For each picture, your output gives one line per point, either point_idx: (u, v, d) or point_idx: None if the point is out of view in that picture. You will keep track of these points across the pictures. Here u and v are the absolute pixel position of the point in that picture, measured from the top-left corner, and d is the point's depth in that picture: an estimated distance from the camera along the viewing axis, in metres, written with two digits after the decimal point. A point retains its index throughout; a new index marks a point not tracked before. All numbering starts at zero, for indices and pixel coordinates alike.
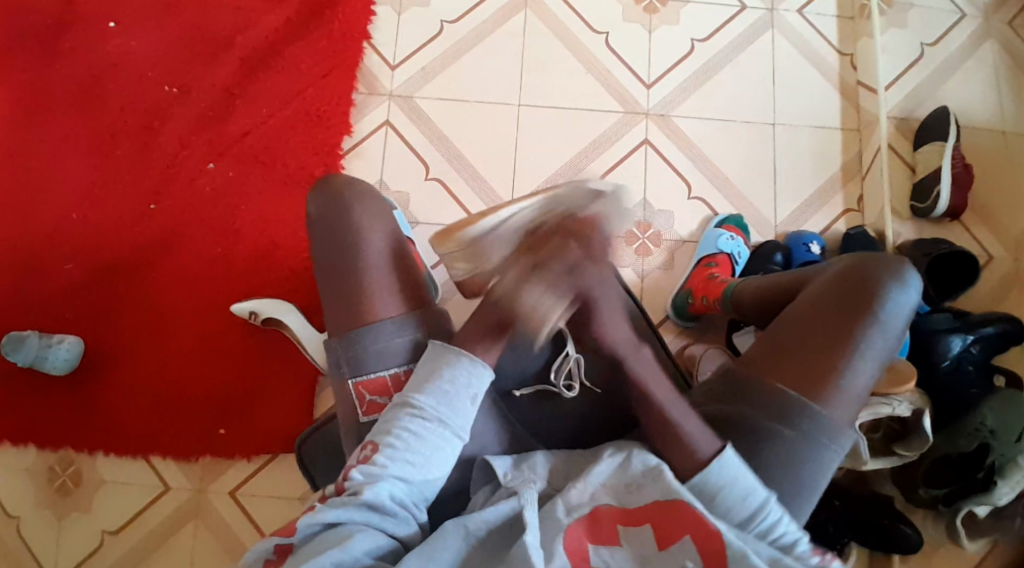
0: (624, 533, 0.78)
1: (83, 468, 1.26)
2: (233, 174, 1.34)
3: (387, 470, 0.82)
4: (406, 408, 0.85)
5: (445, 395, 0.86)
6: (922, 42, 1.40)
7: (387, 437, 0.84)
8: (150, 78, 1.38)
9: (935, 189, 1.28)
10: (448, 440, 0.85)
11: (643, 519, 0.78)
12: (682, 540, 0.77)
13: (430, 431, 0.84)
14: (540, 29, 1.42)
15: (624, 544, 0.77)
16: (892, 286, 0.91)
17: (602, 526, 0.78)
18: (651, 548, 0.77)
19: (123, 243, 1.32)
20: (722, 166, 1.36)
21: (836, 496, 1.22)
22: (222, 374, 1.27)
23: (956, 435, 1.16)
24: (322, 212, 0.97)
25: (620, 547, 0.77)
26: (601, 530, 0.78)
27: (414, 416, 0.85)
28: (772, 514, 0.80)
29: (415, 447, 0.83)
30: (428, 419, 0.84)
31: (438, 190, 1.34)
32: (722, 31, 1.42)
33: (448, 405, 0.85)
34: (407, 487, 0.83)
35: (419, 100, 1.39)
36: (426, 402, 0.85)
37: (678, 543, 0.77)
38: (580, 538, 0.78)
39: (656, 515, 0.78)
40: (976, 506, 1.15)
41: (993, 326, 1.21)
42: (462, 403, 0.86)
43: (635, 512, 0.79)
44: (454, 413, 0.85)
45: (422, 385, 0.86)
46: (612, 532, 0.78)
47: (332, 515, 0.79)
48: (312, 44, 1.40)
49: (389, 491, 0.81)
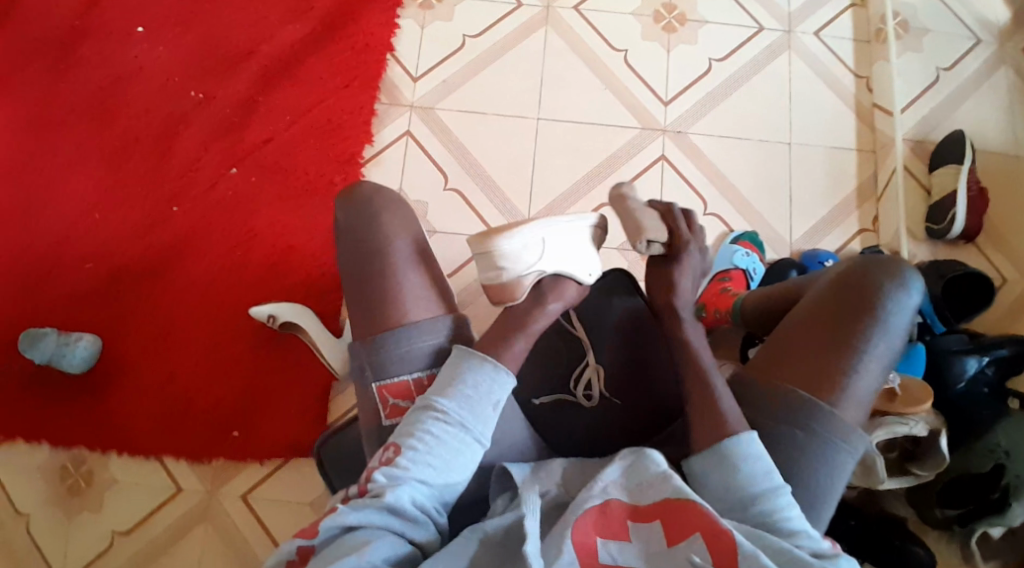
0: (633, 529, 0.78)
1: (94, 467, 1.25)
2: (255, 180, 1.36)
3: (408, 472, 0.82)
4: (429, 411, 0.86)
5: (466, 399, 0.86)
6: (937, 67, 1.43)
7: (409, 440, 0.84)
8: (177, 84, 1.40)
9: (953, 207, 1.29)
10: (469, 445, 0.85)
11: (654, 516, 0.79)
12: (690, 537, 0.76)
13: (451, 434, 0.84)
14: (561, 45, 1.44)
15: (633, 538, 0.78)
16: (893, 286, 0.91)
17: (611, 520, 0.79)
18: (657, 544, 0.77)
19: (146, 243, 1.33)
20: (738, 183, 1.37)
21: (849, 515, 1.21)
22: (238, 376, 1.28)
23: (969, 455, 1.18)
24: (348, 218, 0.97)
25: (629, 542, 0.78)
26: (609, 526, 0.79)
27: (436, 419, 0.85)
28: (784, 501, 0.80)
29: (436, 450, 0.83)
30: (450, 423, 0.85)
31: (456, 200, 1.36)
32: (739, 52, 1.44)
33: (470, 410, 0.86)
34: (428, 491, 0.83)
35: (439, 112, 1.40)
36: (449, 406, 0.85)
37: (685, 541, 0.77)
38: (587, 534, 0.78)
39: (664, 512, 0.78)
40: (990, 526, 1.14)
41: (1004, 347, 1.20)
42: (483, 409, 0.86)
43: (644, 516, 0.79)
44: (475, 419, 0.86)
45: (445, 389, 0.87)
46: (621, 527, 0.79)
47: (354, 518, 0.78)
48: (337, 54, 1.42)
49: (410, 494, 0.81)
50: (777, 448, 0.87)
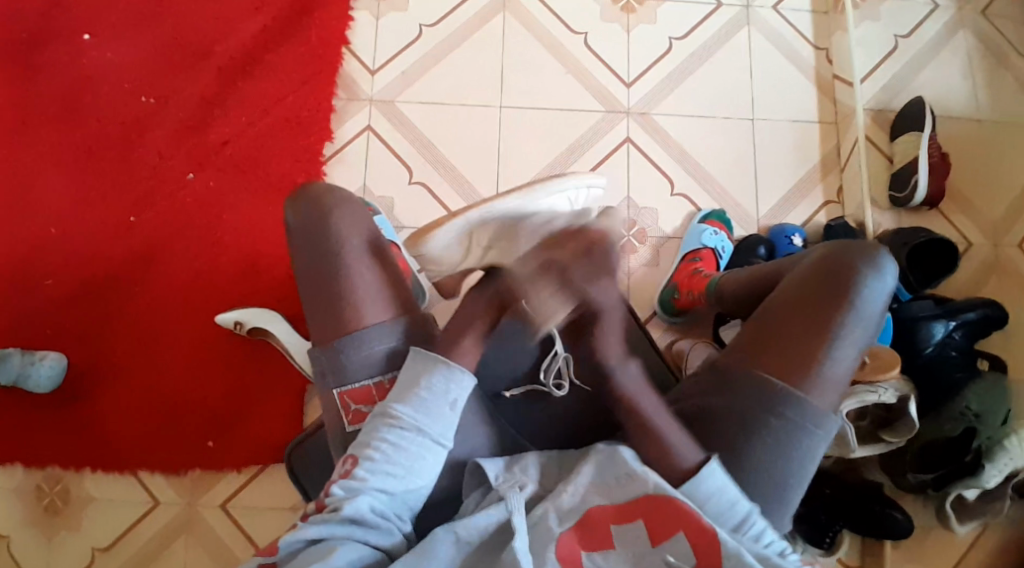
0: (616, 533, 0.79)
1: (70, 485, 1.24)
2: (215, 185, 1.33)
3: (367, 483, 0.82)
4: (384, 418, 0.86)
5: (421, 403, 0.86)
6: (896, 35, 1.42)
7: (366, 450, 0.84)
8: (129, 90, 1.37)
9: (913, 177, 1.30)
10: (429, 448, 0.85)
11: (636, 515, 0.80)
12: (674, 535, 0.78)
13: (409, 440, 0.84)
14: (519, 30, 1.42)
15: (618, 544, 0.79)
16: (868, 273, 0.92)
17: (595, 532, 0.79)
18: (643, 545, 0.79)
19: (106, 255, 1.30)
20: (703, 161, 1.37)
21: (827, 484, 1.23)
22: (211, 384, 1.27)
23: (940, 418, 1.19)
24: (299, 219, 0.96)
25: (613, 550, 0.79)
26: (593, 536, 0.79)
27: (392, 427, 0.85)
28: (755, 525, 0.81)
29: (394, 458, 0.83)
30: (407, 429, 0.85)
31: (422, 193, 1.34)
32: (699, 29, 1.43)
33: (426, 414, 0.86)
34: (388, 498, 0.83)
35: (399, 104, 1.39)
36: (404, 412, 0.85)
37: (670, 538, 0.78)
38: (573, 548, 0.78)
39: (645, 510, 0.80)
40: (964, 489, 1.18)
41: (974, 311, 1.22)
42: (439, 410, 0.86)
43: (625, 517, 0.80)
44: (432, 422, 0.86)
45: (403, 395, 0.86)
46: (605, 533, 0.79)
47: (315, 531, 0.78)
48: (290, 51, 1.39)
49: (370, 504, 0.81)
50: (751, 435, 0.88)
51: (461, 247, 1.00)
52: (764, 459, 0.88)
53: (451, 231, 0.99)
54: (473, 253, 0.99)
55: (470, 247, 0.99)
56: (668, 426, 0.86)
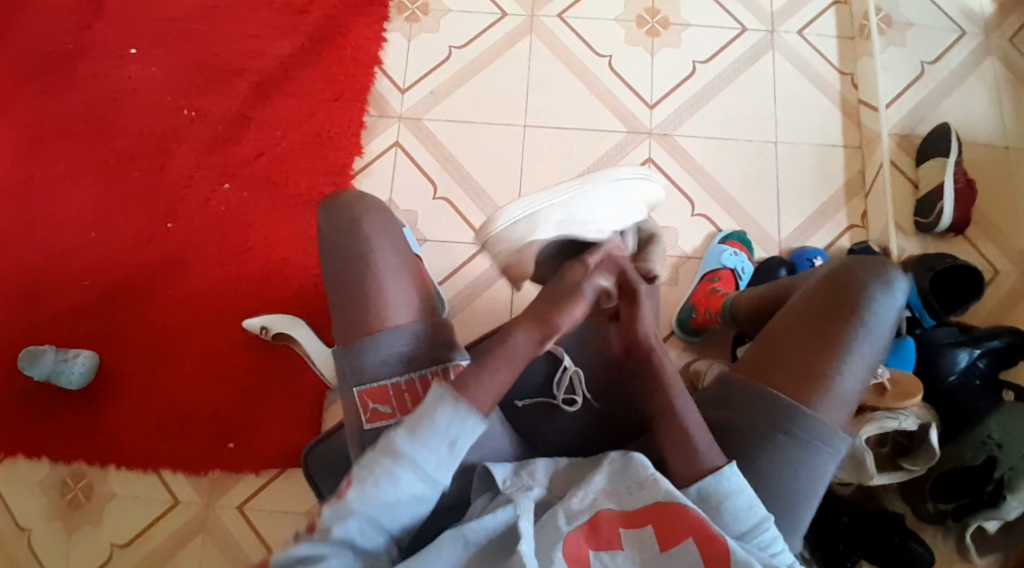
0: (625, 537, 0.78)
1: (95, 481, 1.27)
2: (246, 195, 1.38)
3: (357, 509, 0.76)
4: (385, 447, 0.77)
5: (425, 435, 0.77)
6: (922, 61, 1.42)
7: (362, 475, 0.76)
8: (169, 103, 1.43)
9: (937, 204, 1.29)
10: (424, 484, 0.77)
11: (645, 521, 0.79)
12: (682, 543, 0.77)
13: (404, 475, 0.76)
14: (545, 52, 1.45)
15: (627, 547, 0.78)
16: (877, 288, 0.92)
17: (601, 533, 0.78)
18: (651, 550, 0.77)
19: (139, 259, 1.35)
20: (723, 182, 1.38)
21: (845, 512, 1.21)
22: (233, 387, 1.30)
23: (962, 448, 1.16)
24: (329, 224, 0.99)
25: (621, 551, 0.77)
26: (601, 536, 0.78)
27: (390, 457, 0.76)
28: (768, 536, 0.80)
29: (387, 490, 0.76)
30: (404, 461, 0.76)
31: (446, 208, 1.37)
32: (723, 53, 1.45)
33: (427, 447, 0.77)
34: (376, 528, 0.77)
35: (427, 122, 1.42)
36: (405, 443, 0.77)
37: (678, 545, 0.77)
38: (581, 545, 0.77)
39: (657, 516, 0.78)
40: (985, 520, 1.14)
41: (998, 339, 1.20)
42: (442, 447, 0.77)
43: (635, 523, 0.79)
44: (433, 457, 0.77)
45: (409, 424, 0.77)
46: (613, 535, 0.78)
47: (302, 553, 0.74)
48: (324, 68, 1.44)
49: (358, 529, 0.76)
50: (760, 451, 0.88)
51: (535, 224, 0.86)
52: (772, 472, 0.87)
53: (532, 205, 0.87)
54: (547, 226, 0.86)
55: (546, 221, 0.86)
56: (668, 450, 0.85)
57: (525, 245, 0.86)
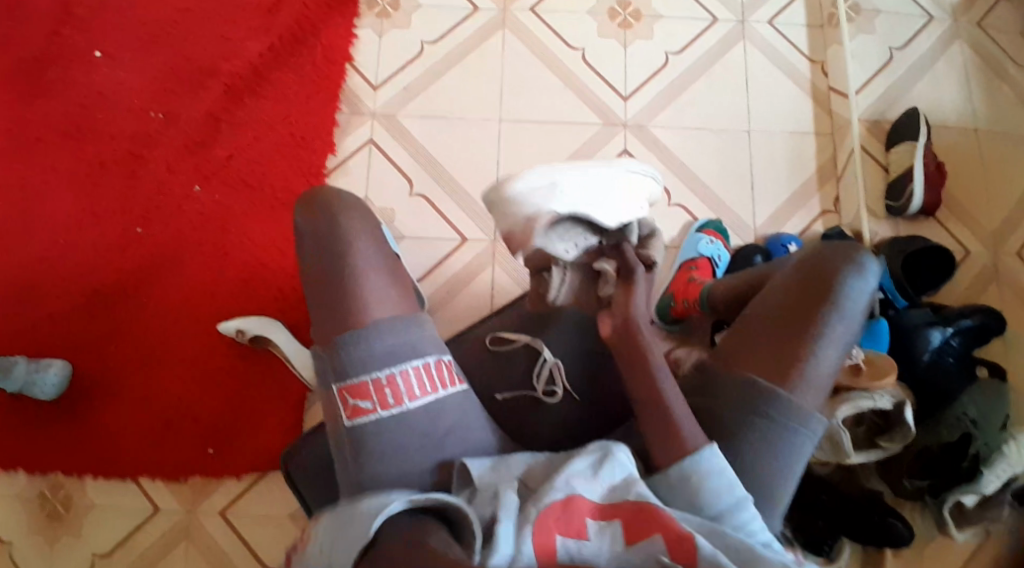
0: (593, 527, 0.75)
1: (73, 492, 1.25)
2: (219, 197, 1.37)
3: None
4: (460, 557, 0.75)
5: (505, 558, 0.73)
6: (891, 47, 1.45)
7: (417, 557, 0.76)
8: (138, 106, 1.41)
9: (908, 187, 1.31)
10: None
11: (615, 515, 0.76)
12: (651, 535, 0.74)
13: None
14: (518, 46, 1.45)
15: (594, 538, 0.74)
16: (850, 273, 0.94)
17: (572, 518, 0.75)
18: (618, 543, 0.74)
19: (112, 265, 1.33)
20: (697, 171, 1.38)
21: (823, 490, 1.20)
22: (211, 392, 1.28)
23: (937, 425, 1.17)
24: (308, 220, 0.96)
25: (589, 540, 0.74)
26: (571, 524, 0.75)
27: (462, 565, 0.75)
28: (746, 515, 0.81)
29: None
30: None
31: (423, 204, 1.37)
32: (696, 44, 1.46)
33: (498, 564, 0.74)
34: None
35: (401, 118, 1.42)
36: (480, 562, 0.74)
37: (645, 538, 0.74)
38: (550, 535, 0.74)
39: (627, 512, 0.76)
40: (962, 495, 1.15)
41: (970, 318, 1.21)
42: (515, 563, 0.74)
43: (605, 516, 0.76)
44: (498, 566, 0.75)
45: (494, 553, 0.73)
46: (581, 526, 0.75)
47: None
48: (295, 67, 1.43)
49: None
50: (738, 434, 0.89)
51: (551, 194, 0.95)
52: (750, 456, 0.88)
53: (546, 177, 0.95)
54: (561, 199, 0.95)
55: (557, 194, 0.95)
56: (651, 437, 0.86)
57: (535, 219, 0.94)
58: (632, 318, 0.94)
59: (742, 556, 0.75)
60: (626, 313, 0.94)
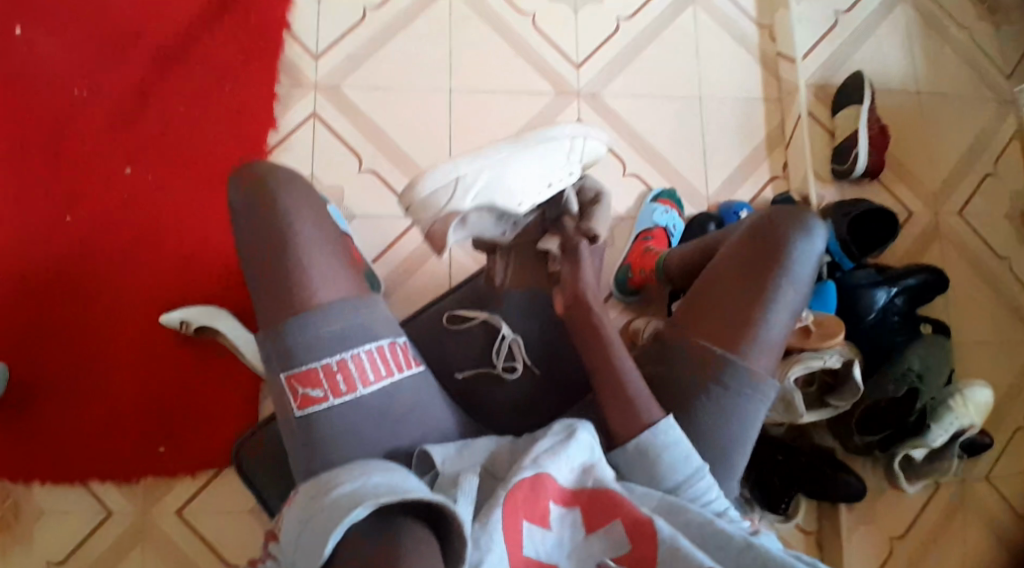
0: (555, 515, 0.76)
1: (20, 499, 1.20)
2: (158, 178, 1.30)
3: None
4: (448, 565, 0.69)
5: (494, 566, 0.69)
6: (836, 10, 1.47)
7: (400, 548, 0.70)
8: (62, 81, 1.33)
9: (852, 151, 1.34)
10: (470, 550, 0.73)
11: (577, 502, 0.78)
12: (610, 523, 0.76)
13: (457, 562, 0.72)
14: (466, 13, 1.41)
15: (554, 527, 0.76)
16: (797, 237, 0.95)
17: (539, 500, 0.75)
18: (577, 534, 0.76)
19: (46, 254, 1.26)
20: (648, 139, 1.39)
21: (779, 451, 1.25)
22: (157, 388, 1.24)
23: (883, 380, 1.21)
24: (244, 200, 0.92)
25: (550, 531, 0.75)
26: (537, 509, 0.75)
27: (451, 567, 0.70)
28: (702, 485, 0.84)
29: None
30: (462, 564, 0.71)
31: (374, 180, 1.33)
32: (645, 10, 1.44)
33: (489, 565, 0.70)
34: None
35: (346, 89, 1.37)
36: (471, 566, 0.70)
37: (606, 526, 0.76)
38: (518, 522, 0.73)
39: (586, 498, 0.78)
40: (912, 449, 1.23)
41: (913, 277, 1.27)
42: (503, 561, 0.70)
43: (569, 502, 0.78)
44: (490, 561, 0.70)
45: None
46: (545, 511, 0.76)
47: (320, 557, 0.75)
48: (231, 39, 1.36)
49: None
50: (693, 401, 0.91)
51: (450, 193, 0.92)
52: (705, 424, 0.91)
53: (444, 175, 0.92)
54: (462, 197, 0.93)
55: (457, 193, 0.93)
56: (607, 408, 0.89)
57: (446, 212, 0.92)
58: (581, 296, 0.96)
59: (702, 533, 0.77)
60: (574, 289, 0.97)
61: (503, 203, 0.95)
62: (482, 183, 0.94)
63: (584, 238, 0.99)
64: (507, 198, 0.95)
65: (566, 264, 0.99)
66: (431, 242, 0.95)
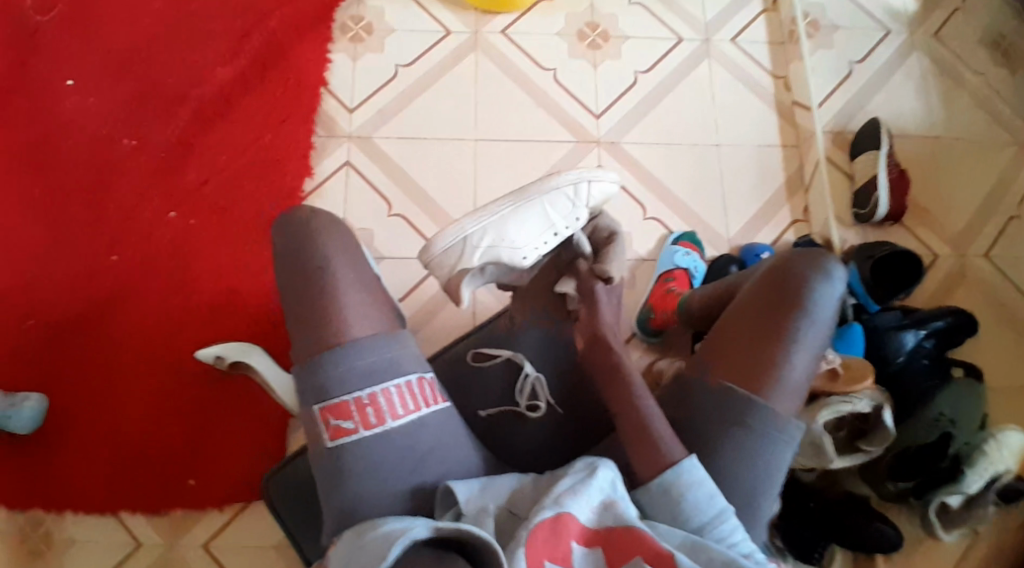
0: (577, 553, 0.75)
1: (53, 529, 1.22)
2: (195, 223, 1.36)
3: None
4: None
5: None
6: (851, 61, 1.51)
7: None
8: (110, 133, 1.41)
9: (873, 195, 1.35)
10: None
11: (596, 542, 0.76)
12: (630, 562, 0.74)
13: None
14: (491, 67, 1.48)
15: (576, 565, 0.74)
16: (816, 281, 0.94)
17: (560, 539, 0.74)
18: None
19: (87, 295, 1.32)
20: (668, 185, 1.41)
21: (810, 498, 1.23)
22: (191, 423, 1.27)
23: (914, 426, 1.20)
24: (287, 242, 0.95)
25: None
26: (559, 543, 0.74)
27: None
28: (728, 526, 0.82)
29: None
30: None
31: (402, 225, 1.38)
32: (663, 63, 1.49)
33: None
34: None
35: (377, 140, 1.43)
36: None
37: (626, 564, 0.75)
38: (540, 554, 0.73)
39: (604, 539, 0.76)
40: (947, 496, 1.19)
41: (941, 319, 1.26)
42: None
43: (589, 542, 0.76)
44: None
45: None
46: (567, 552, 0.74)
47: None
48: (268, 93, 1.44)
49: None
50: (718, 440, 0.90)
51: (460, 251, 0.96)
52: (730, 462, 0.90)
53: (454, 234, 0.95)
54: (471, 254, 0.96)
55: (467, 249, 0.96)
56: (631, 448, 0.88)
57: (456, 271, 0.96)
58: (602, 337, 0.97)
59: None
60: (593, 329, 0.98)
61: (507, 256, 0.96)
62: (487, 243, 0.96)
63: (598, 281, 1.00)
64: (510, 250, 0.96)
65: (583, 306, 1.01)
66: (450, 293, 1.00)
